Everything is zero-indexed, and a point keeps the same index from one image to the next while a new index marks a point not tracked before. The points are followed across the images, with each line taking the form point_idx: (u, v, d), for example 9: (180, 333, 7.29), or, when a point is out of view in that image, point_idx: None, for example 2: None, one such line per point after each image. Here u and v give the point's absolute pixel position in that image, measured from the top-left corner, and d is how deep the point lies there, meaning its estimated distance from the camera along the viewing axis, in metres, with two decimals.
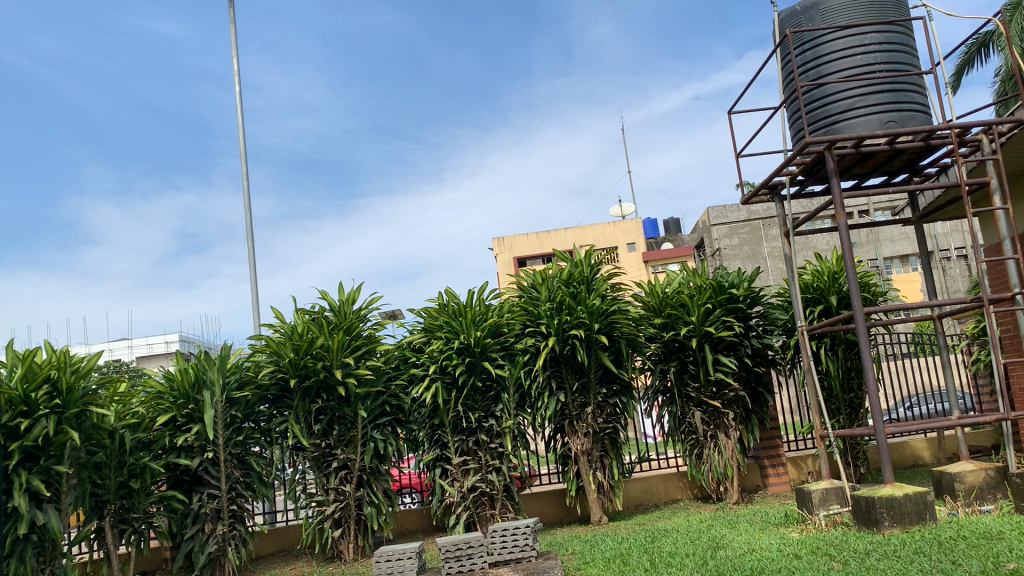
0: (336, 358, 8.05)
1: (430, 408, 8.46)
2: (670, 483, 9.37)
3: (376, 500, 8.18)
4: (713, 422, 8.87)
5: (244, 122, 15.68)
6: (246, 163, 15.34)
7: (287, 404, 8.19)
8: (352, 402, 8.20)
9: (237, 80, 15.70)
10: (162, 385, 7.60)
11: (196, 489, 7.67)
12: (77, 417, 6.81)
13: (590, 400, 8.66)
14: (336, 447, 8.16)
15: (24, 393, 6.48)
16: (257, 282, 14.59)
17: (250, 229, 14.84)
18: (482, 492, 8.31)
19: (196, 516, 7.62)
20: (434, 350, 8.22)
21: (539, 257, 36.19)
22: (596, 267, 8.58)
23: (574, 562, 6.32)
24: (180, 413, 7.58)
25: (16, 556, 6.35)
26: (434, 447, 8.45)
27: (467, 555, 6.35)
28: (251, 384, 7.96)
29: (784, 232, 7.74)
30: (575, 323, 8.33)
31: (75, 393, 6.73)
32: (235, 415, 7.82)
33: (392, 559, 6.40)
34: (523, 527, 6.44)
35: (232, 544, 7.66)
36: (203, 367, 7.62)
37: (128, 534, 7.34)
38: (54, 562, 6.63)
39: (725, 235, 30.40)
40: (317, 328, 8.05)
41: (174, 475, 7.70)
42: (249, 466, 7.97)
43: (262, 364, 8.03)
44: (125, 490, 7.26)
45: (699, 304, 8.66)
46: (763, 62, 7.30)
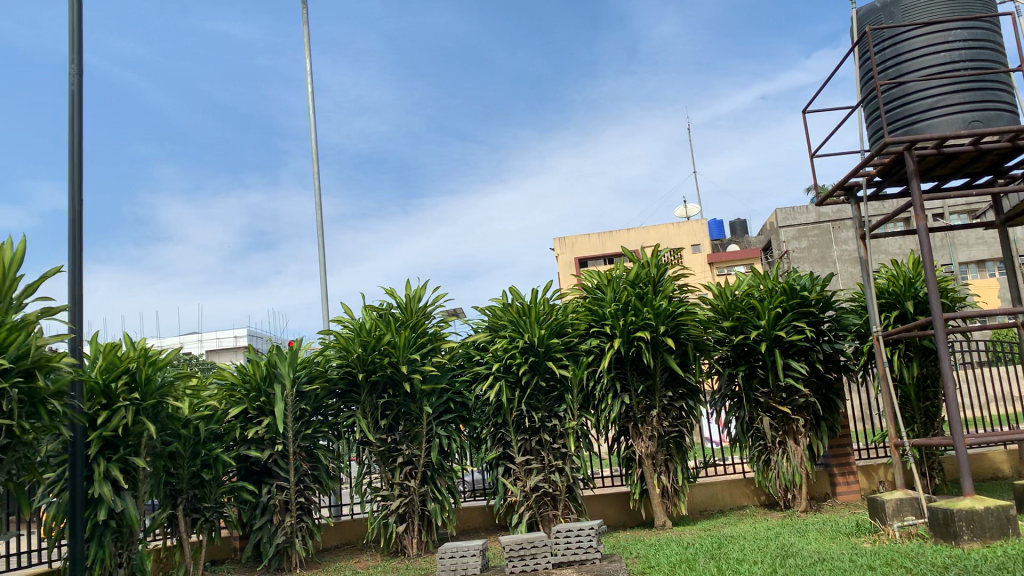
0: (401, 354, 8.14)
1: (495, 407, 8.48)
2: (736, 489, 9.24)
3: (439, 496, 8.22)
4: (781, 428, 8.69)
5: (314, 123, 16.01)
6: (317, 161, 15.65)
7: (355, 399, 8.36)
8: (417, 398, 8.27)
9: (309, 81, 16.06)
10: (234, 378, 7.86)
11: (265, 481, 7.88)
12: (154, 408, 6.94)
13: (655, 403, 8.53)
14: (401, 443, 8.24)
15: (105, 382, 6.62)
16: (326, 277, 14.88)
17: (320, 226, 15.18)
18: (545, 492, 8.29)
19: (265, 508, 7.82)
20: (497, 349, 8.27)
21: (601, 258, 36.07)
22: (662, 268, 8.48)
23: (639, 566, 6.26)
24: (251, 406, 7.85)
25: (96, 540, 6.57)
26: (496, 446, 8.48)
27: (532, 554, 6.33)
28: (320, 378, 8.16)
29: (859, 235, 7.50)
30: (641, 324, 8.23)
31: (152, 384, 6.85)
32: (305, 408, 8.02)
33: (456, 556, 6.45)
34: (587, 529, 6.45)
35: (299, 536, 7.79)
36: (275, 362, 7.88)
37: (200, 523, 7.41)
38: (131, 548, 6.79)
39: (793, 237, 29.80)
40: (384, 326, 8.15)
41: (245, 466, 7.92)
42: (317, 458, 8.12)
43: (331, 360, 8.20)
44: (198, 479, 7.43)
45: (770, 308, 8.50)
46: (840, 60, 7.13)
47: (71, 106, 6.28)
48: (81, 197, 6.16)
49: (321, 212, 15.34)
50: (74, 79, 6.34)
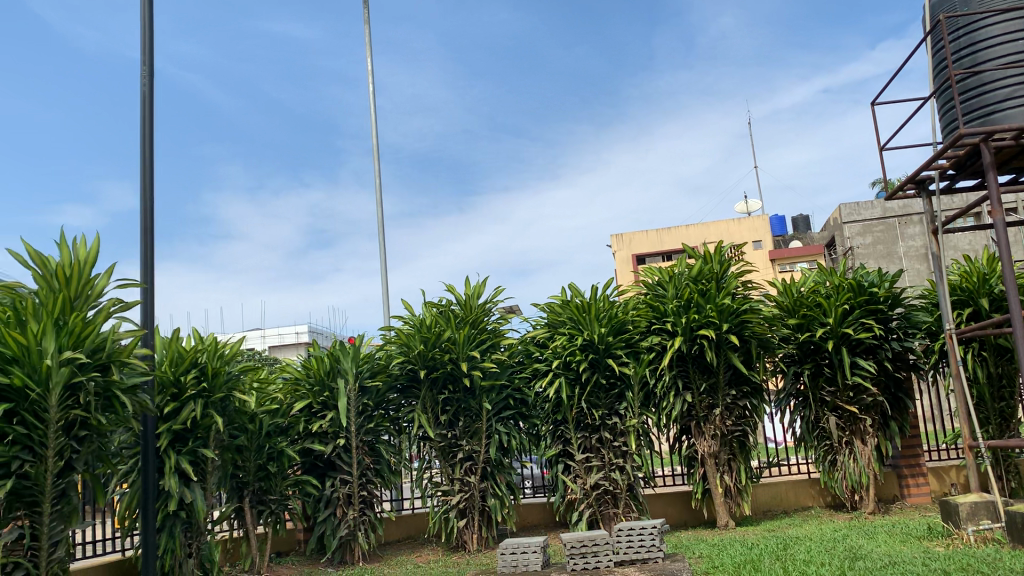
0: (461, 351, 8.18)
1: (554, 403, 8.47)
2: (801, 490, 9.06)
3: (499, 492, 8.25)
4: (848, 428, 8.50)
5: (376, 121, 16.21)
6: (377, 159, 15.83)
7: (415, 394, 8.40)
8: (477, 394, 8.31)
9: (371, 80, 16.28)
10: (299, 372, 8.02)
11: (329, 474, 8.02)
12: (222, 402, 7.08)
13: (718, 401, 8.41)
14: (461, 438, 8.29)
15: (174, 376, 6.77)
16: (387, 274, 15.03)
17: (381, 223, 15.35)
18: (605, 491, 8.24)
19: (329, 501, 7.98)
20: (557, 346, 8.26)
21: (659, 255, 35.75)
22: (726, 264, 8.32)
23: (702, 566, 6.18)
24: (316, 400, 7.99)
25: (167, 531, 6.68)
26: (556, 443, 8.48)
27: (593, 552, 6.31)
28: (382, 373, 8.26)
29: (931, 230, 7.28)
30: (703, 322, 8.14)
31: (220, 378, 6.99)
32: (367, 403, 8.11)
33: (517, 552, 6.45)
34: (649, 528, 6.39)
35: (362, 529, 7.89)
36: (337, 357, 8.03)
37: (266, 515, 7.56)
38: (200, 539, 6.89)
39: (858, 233, 29.13)
40: (444, 322, 8.19)
41: (309, 460, 8.09)
42: (379, 453, 8.27)
43: (392, 356, 8.29)
44: (264, 472, 7.55)
45: (837, 305, 8.32)
46: (912, 50, 6.93)
47: (141, 107, 6.44)
48: (152, 196, 6.32)
49: (382, 209, 15.52)
50: (145, 81, 6.51)
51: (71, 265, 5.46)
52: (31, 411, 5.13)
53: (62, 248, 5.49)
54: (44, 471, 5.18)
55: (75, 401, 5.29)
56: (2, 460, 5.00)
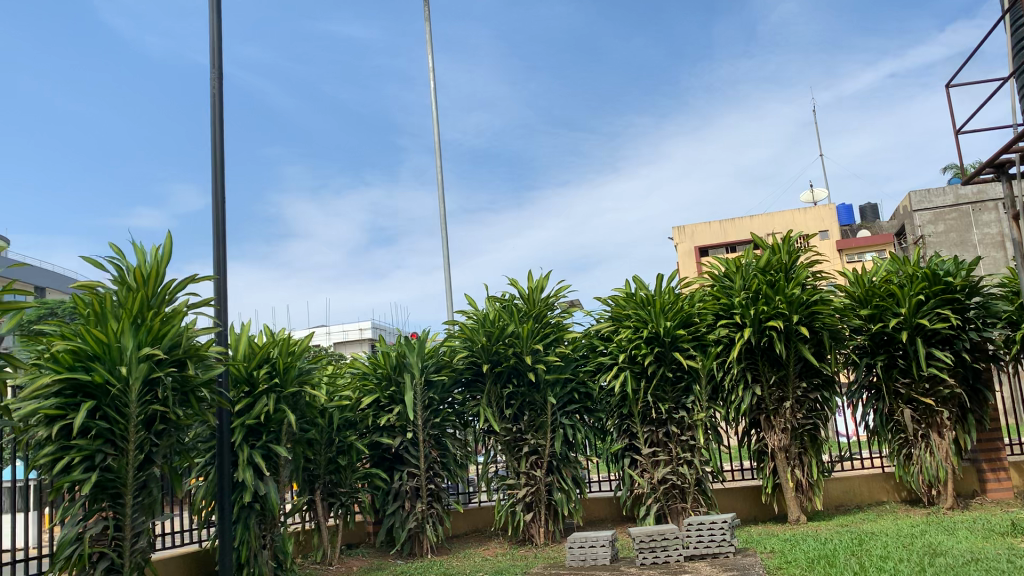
0: (525, 344, 8.17)
1: (620, 397, 8.43)
2: (875, 484, 8.85)
3: (565, 486, 8.22)
4: (924, 420, 8.27)
5: (438, 118, 16.33)
6: (439, 156, 15.94)
7: (480, 388, 8.49)
8: (541, 388, 8.29)
9: (432, 78, 16.41)
10: (367, 367, 8.20)
11: (397, 468, 8.12)
12: (294, 396, 7.22)
13: (788, 394, 8.26)
14: (526, 432, 8.28)
15: (247, 371, 6.91)
16: (450, 270, 15.13)
17: (444, 219, 15.46)
18: (673, 485, 8.15)
19: (397, 494, 8.07)
20: (622, 339, 8.19)
21: (722, 247, 35.26)
22: (795, 254, 8.17)
23: (774, 560, 6.07)
24: (383, 394, 8.10)
25: (242, 522, 6.81)
26: (622, 437, 8.45)
27: (663, 546, 6.25)
28: (446, 368, 8.35)
29: (1012, 215, 7.00)
30: (773, 313, 7.98)
31: (291, 372, 7.13)
32: (433, 397, 8.20)
33: (585, 546, 6.46)
34: (719, 522, 6.32)
35: (430, 522, 7.97)
36: (403, 351, 8.11)
37: (336, 507, 7.74)
38: (274, 531, 7.02)
39: (929, 221, 28.28)
40: (507, 316, 8.21)
41: (377, 453, 8.20)
42: (445, 447, 8.32)
43: (457, 349, 8.36)
44: (334, 466, 7.74)
45: (911, 295, 8.09)
46: (990, 28, 6.68)
47: (212, 109, 6.60)
48: (223, 197, 6.47)
49: (444, 205, 15.62)
50: (214, 84, 6.66)
51: (149, 266, 5.62)
52: (113, 406, 5.30)
53: (140, 248, 5.65)
54: (126, 464, 5.34)
55: (154, 397, 5.45)
56: (87, 453, 5.18)
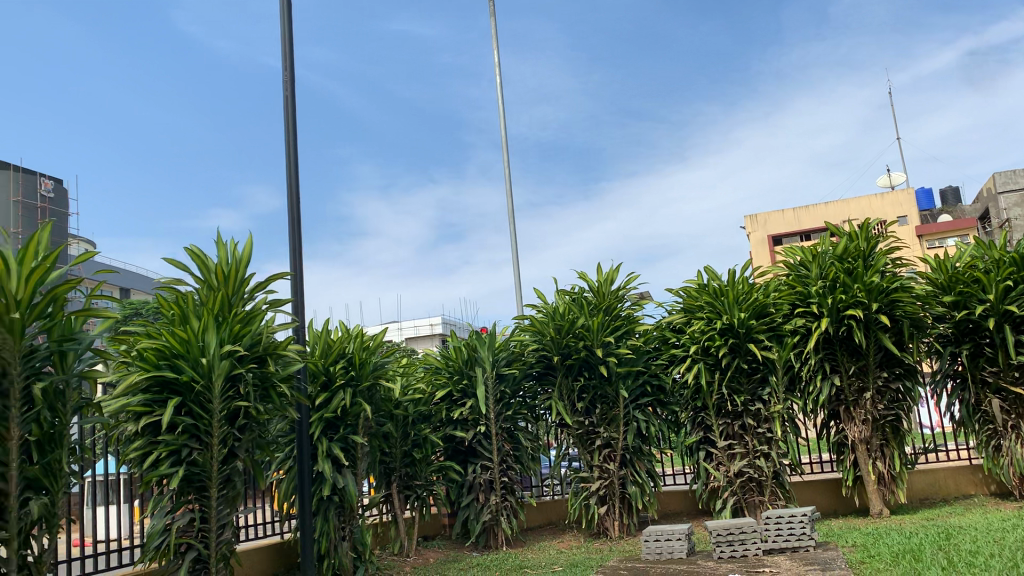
0: (595, 338, 8.14)
1: (693, 389, 8.34)
2: (962, 478, 8.57)
3: (639, 479, 8.18)
4: (1013, 410, 7.96)
5: (503, 112, 16.38)
6: (505, 150, 16.00)
7: (551, 381, 8.51)
8: (613, 381, 8.23)
9: (497, 72, 16.46)
10: (439, 362, 8.29)
11: (470, 460, 8.22)
12: (370, 390, 7.36)
13: (869, 384, 8.02)
14: (599, 425, 8.27)
15: (324, 367, 7.04)
16: (520, 265, 15.18)
17: (511, 213, 15.51)
18: (750, 478, 8.04)
19: (471, 486, 8.16)
20: (695, 331, 8.13)
21: (795, 235, 34.51)
22: (873, 241, 7.92)
23: (857, 555, 5.92)
24: (456, 388, 8.21)
25: (322, 514, 6.97)
26: (696, 430, 8.36)
27: (740, 540, 6.16)
28: (517, 361, 8.40)
29: None
30: (851, 302, 7.77)
31: (367, 367, 7.25)
32: (505, 391, 8.23)
33: (661, 539, 6.40)
34: (798, 516, 6.20)
35: (504, 515, 8.03)
36: (475, 346, 8.21)
37: (412, 500, 7.86)
38: (352, 523, 7.11)
39: (1015, 203, 27.16)
40: (577, 309, 8.18)
41: (451, 446, 8.34)
42: (518, 440, 8.36)
43: (527, 343, 8.41)
44: (409, 459, 7.85)
45: (998, 281, 7.75)
46: None
47: (285, 111, 6.75)
48: (298, 197, 6.61)
49: (511, 198, 15.68)
50: (287, 86, 6.81)
51: (229, 265, 5.78)
52: (197, 402, 5.45)
53: (220, 248, 5.82)
54: (210, 458, 5.47)
55: (236, 392, 5.60)
56: (173, 447, 5.35)
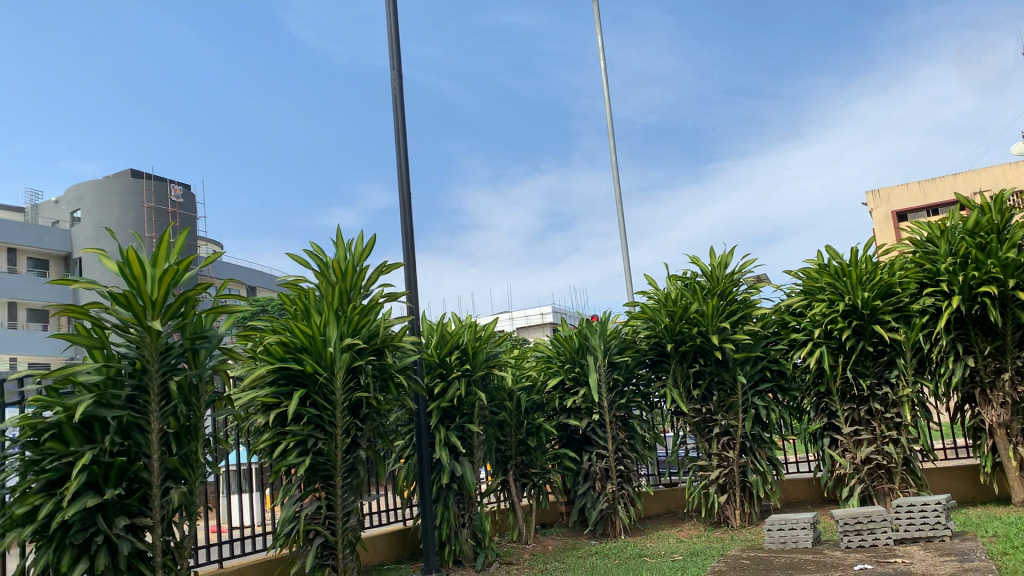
0: (710, 323, 7.96)
1: (815, 374, 8.07)
2: None
3: (760, 468, 7.96)
4: None
5: (608, 97, 16.26)
6: (611, 136, 15.89)
7: (665, 368, 8.38)
8: (730, 366, 8.07)
9: (601, 58, 16.33)
10: (550, 350, 8.32)
11: (585, 448, 8.22)
12: (484, 379, 7.44)
13: (1007, 365, 7.51)
14: (716, 413, 8.12)
15: (439, 357, 7.16)
16: (629, 251, 15.07)
17: (619, 199, 15.41)
18: (878, 465, 7.72)
19: (587, 475, 8.18)
20: (816, 313, 7.83)
21: (921, 210, 32.85)
22: (1007, 213, 7.45)
23: (998, 545, 5.60)
24: (568, 376, 8.23)
25: (441, 502, 7.05)
26: (820, 416, 8.09)
27: (869, 529, 5.95)
28: (629, 349, 8.36)
29: None
30: (985, 279, 7.31)
31: (480, 357, 7.34)
32: (617, 379, 8.22)
33: (784, 528, 6.24)
34: (933, 504, 5.91)
35: (622, 503, 7.98)
36: (586, 334, 8.18)
37: (529, 488, 7.91)
38: (471, 510, 7.22)
39: None
40: (690, 294, 8.05)
41: (565, 434, 8.36)
42: (633, 428, 8.31)
43: (639, 330, 8.35)
44: (525, 446, 7.90)
45: None
46: None
47: (394, 108, 6.90)
48: (409, 192, 6.76)
49: (619, 184, 15.56)
50: (395, 84, 6.96)
51: (346, 261, 5.97)
52: (321, 393, 5.65)
53: (338, 245, 6.01)
54: (335, 448, 5.67)
55: (357, 384, 5.76)
56: (300, 438, 5.57)
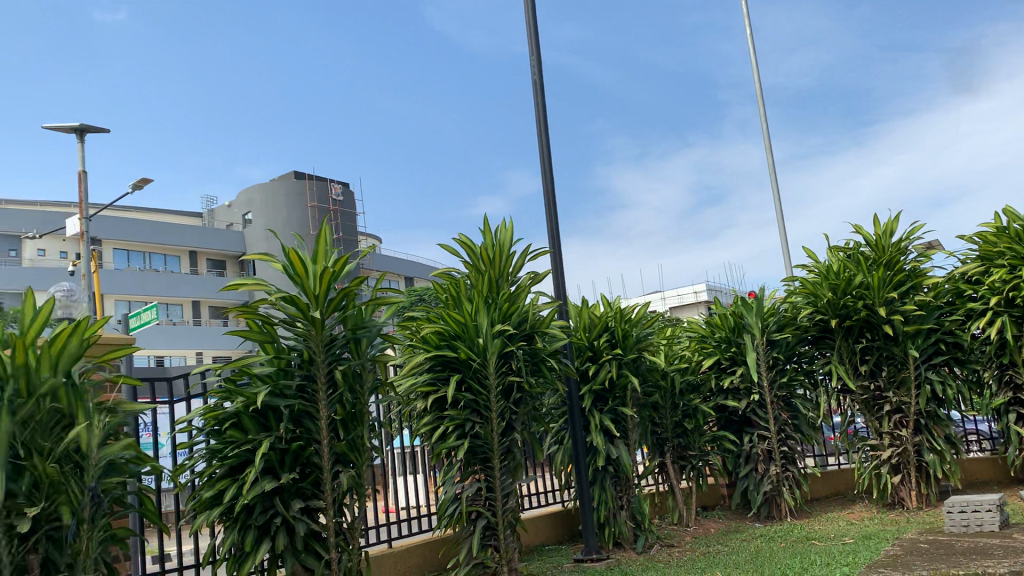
0: (877, 295, 7.52)
1: (997, 345, 7.49)
2: None
3: (938, 447, 7.49)
4: None
5: (755, 65, 15.69)
6: (761, 104, 15.33)
7: (829, 344, 8.01)
8: (900, 340, 7.59)
9: (746, 24, 15.76)
10: (704, 330, 8.16)
11: (745, 430, 8.03)
12: (635, 361, 7.34)
13: None
14: (886, 389, 7.68)
15: (589, 341, 7.22)
16: (785, 223, 14.52)
17: (772, 170, 14.86)
18: None
19: (748, 456, 7.98)
20: (995, 280, 7.25)
21: None
22: None
23: None
24: (724, 356, 8.04)
25: (598, 484, 7.04)
26: (1003, 390, 7.54)
27: None
28: (789, 326, 8.00)
29: None
30: None
31: (630, 340, 7.23)
32: (777, 357, 7.95)
33: (966, 511, 5.83)
34: None
35: (786, 485, 7.75)
36: (741, 312, 7.94)
37: (688, 470, 7.81)
38: (629, 493, 7.16)
39: None
40: (854, 266, 7.64)
41: (724, 416, 8.17)
42: (796, 408, 8.02)
43: (800, 306, 8.01)
44: (681, 429, 7.79)
45: None
46: None
47: (534, 94, 6.94)
48: (552, 178, 6.79)
49: (771, 154, 15.00)
50: (534, 69, 6.99)
51: (492, 248, 6.05)
52: (475, 378, 5.77)
53: (484, 233, 6.12)
54: (491, 431, 5.80)
55: (509, 368, 5.87)
56: (458, 422, 5.71)
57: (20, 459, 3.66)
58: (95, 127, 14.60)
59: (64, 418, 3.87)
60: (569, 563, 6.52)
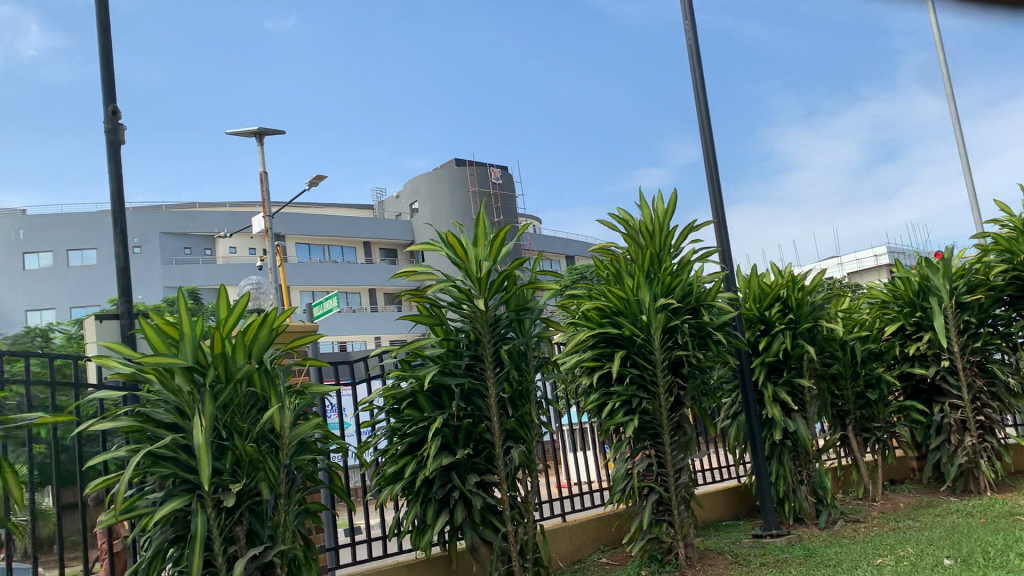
0: None
1: None
2: None
3: None
4: None
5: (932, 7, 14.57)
6: (941, 49, 14.24)
7: None
8: None
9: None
10: (885, 295, 7.73)
11: (936, 399, 7.55)
12: (811, 331, 7.02)
13: None
14: None
15: (759, 311, 6.99)
16: (973, 175, 13.46)
17: (956, 119, 13.79)
18: None
19: (940, 428, 7.50)
20: None
21: None
22: None
23: None
24: (908, 321, 7.58)
25: (776, 459, 6.84)
26: None
27: None
28: (983, 287, 7.37)
29: None
30: None
31: (805, 308, 6.95)
32: (969, 320, 7.39)
33: None
34: None
35: (984, 458, 7.16)
36: (927, 275, 7.44)
37: (873, 443, 7.42)
38: (809, 467, 6.87)
39: None
40: None
41: (911, 385, 7.76)
42: (993, 373, 7.40)
43: (993, 264, 7.49)
44: (864, 400, 7.44)
45: None
46: None
47: (690, 61, 6.76)
48: (713, 145, 6.61)
49: (954, 102, 13.92)
50: (689, 35, 6.81)
51: (652, 222, 5.98)
52: (641, 354, 5.74)
53: (643, 207, 6.05)
54: (660, 407, 5.72)
55: (675, 342, 5.76)
56: (625, 398, 5.73)
57: (224, 440, 4.04)
58: (272, 129, 15.60)
59: (258, 402, 4.24)
60: (748, 538, 6.36)
